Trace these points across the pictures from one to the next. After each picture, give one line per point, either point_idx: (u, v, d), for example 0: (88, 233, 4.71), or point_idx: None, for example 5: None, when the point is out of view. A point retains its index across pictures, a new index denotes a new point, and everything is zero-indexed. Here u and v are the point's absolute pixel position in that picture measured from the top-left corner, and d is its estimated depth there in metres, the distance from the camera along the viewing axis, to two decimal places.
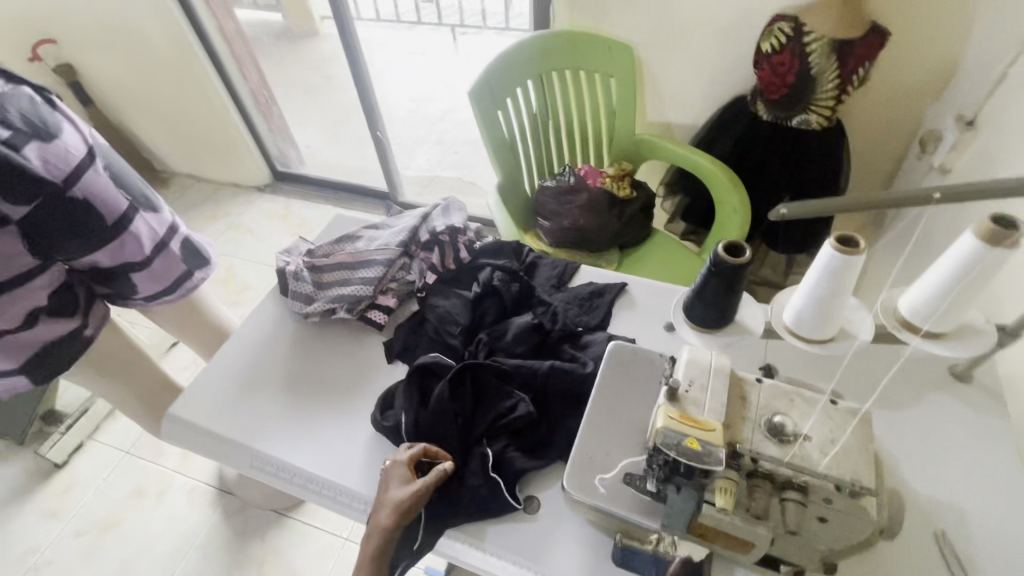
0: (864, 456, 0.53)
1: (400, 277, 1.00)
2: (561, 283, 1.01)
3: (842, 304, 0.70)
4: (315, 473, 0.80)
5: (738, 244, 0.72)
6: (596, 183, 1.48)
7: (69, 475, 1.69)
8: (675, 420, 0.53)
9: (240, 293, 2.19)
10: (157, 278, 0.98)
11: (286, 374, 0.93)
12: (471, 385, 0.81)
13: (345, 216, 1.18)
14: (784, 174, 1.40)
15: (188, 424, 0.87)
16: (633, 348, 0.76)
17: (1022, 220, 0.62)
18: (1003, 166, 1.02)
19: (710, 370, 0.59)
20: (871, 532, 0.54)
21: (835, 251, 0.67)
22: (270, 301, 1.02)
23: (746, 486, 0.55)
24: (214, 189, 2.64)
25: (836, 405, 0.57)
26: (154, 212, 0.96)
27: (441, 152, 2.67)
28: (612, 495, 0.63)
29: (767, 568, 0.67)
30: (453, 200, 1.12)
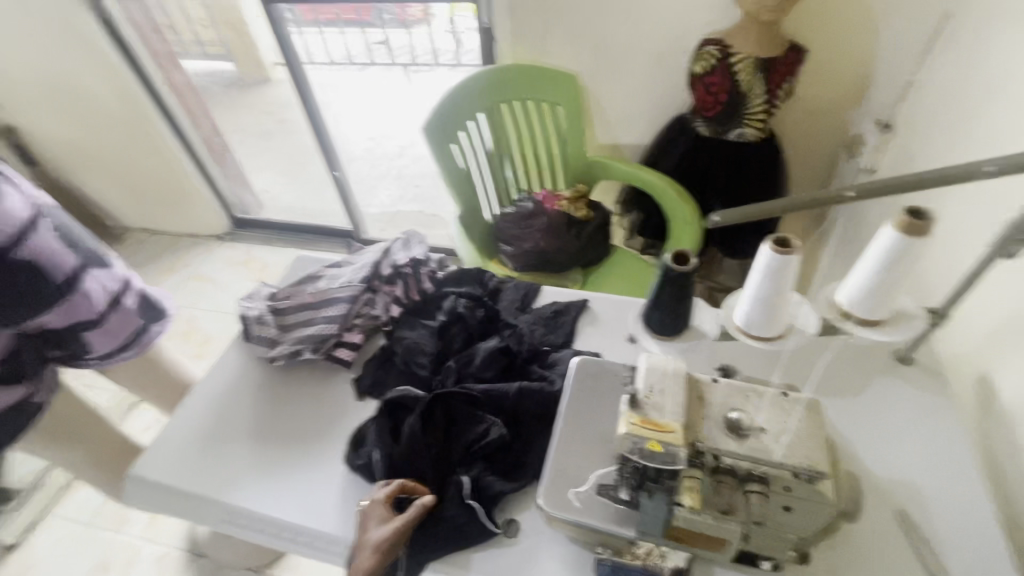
0: (817, 442, 0.56)
1: (365, 313, 1.01)
2: (525, 305, 1.03)
3: (785, 301, 0.74)
4: (290, 521, 0.78)
5: (684, 252, 0.76)
6: (554, 206, 1.53)
7: (24, 555, 1.58)
8: (636, 426, 0.55)
9: (203, 344, 2.13)
10: (112, 336, 0.96)
11: (253, 422, 0.91)
12: (442, 414, 0.82)
13: (306, 257, 1.18)
14: (727, 185, 1.48)
15: (153, 483, 0.84)
16: (597, 361, 0.78)
17: (933, 211, 0.68)
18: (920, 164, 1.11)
19: (667, 374, 0.61)
20: (832, 515, 0.57)
21: (773, 253, 0.71)
22: (233, 348, 1.01)
23: (712, 483, 0.57)
24: (171, 241, 2.59)
25: (786, 396, 0.61)
26: (106, 269, 0.94)
27: (402, 188, 2.70)
28: (587, 508, 0.64)
29: (743, 564, 0.69)
30: (413, 232, 1.13)
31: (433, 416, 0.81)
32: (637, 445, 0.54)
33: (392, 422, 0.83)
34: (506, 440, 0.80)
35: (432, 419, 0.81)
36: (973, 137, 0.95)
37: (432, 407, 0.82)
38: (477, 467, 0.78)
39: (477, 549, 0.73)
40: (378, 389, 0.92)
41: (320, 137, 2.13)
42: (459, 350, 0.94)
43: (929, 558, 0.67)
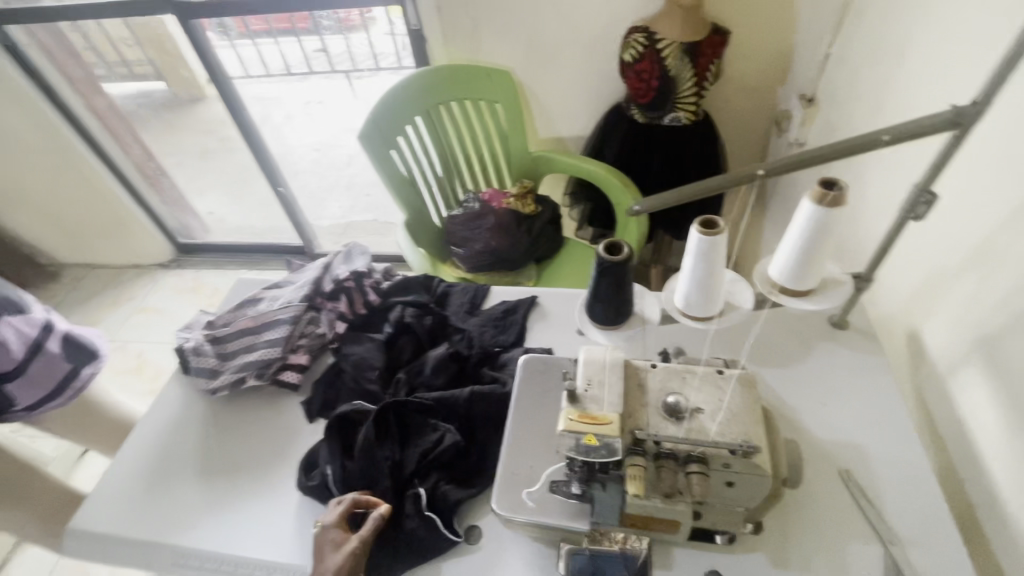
0: (751, 416, 0.57)
1: (310, 332, 0.98)
2: (474, 307, 1.02)
3: (718, 281, 0.76)
4: (245, 555, 0.76)
5: (617, 242, 0.77)
6: (501, 205, 1.52)
7: None
8: (574, 421, 0.55)
9: (156, 378, 2.04)
10: (36, 383, 0.90)
11: (200, 457, 0.87)
12: (394, 426, 0.80)
13: (246, 280, 1.14)
14: (668, 170, 1.51)
15: (94, 535, 0.79)
16: (543, 358, 0.79)
17: (844, 180, 0.70)
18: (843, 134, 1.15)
19: (605, 364, 0.62)
20: (772, 485, 0.58)
21: (701, 235, 0.73)
22: (173, 383, 0.96)
23: (654, 468, 0.56)
24: (112, 274, 2.46)
25: (722, 373, 0.62)
26: (22, 314, 0.89)
27: (353, 198, 2.64)
28: (542, 506, 0.64)
29: (700, 542, 0.70)
30: (355, 244, 1.11)
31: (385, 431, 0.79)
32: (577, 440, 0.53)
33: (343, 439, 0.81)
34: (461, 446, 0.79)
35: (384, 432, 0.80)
36: (886, 106, 0.99)
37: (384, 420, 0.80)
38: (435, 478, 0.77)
39: (440, 558, 0.72)
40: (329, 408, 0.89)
41: (259, 152, 2.06)
42: (409, 361, 0.93)
43: (872, 512, 0.70)
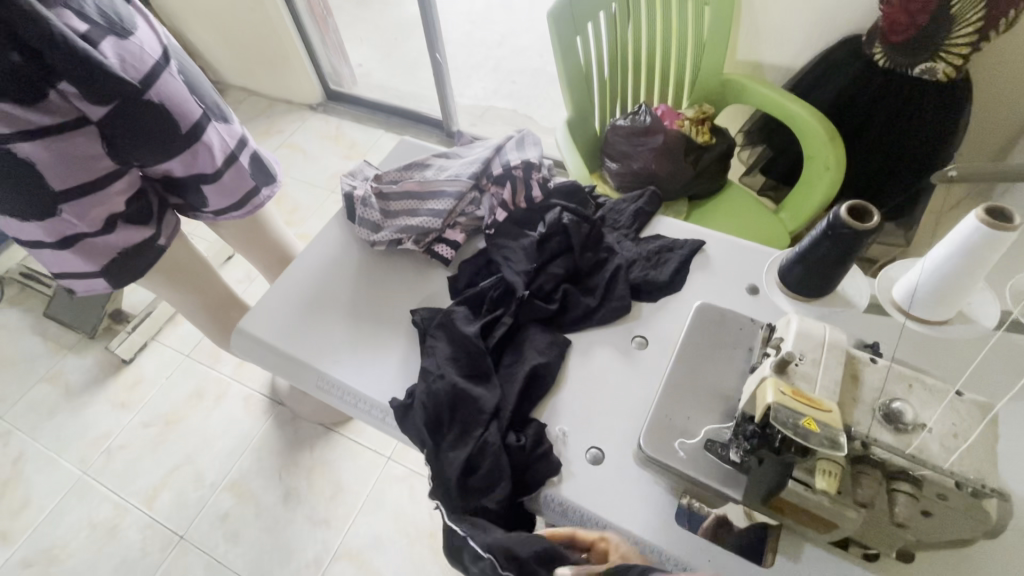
0: (991, 456, 0.48)
1: (468, 212, 0.97)
2: (635, 235, 0.95)
3: (971, 286, 0.64)
4: (377, 400, 0.81)
5: (865, 206, 0.66)
6: (674, 125, 1.37)
7: (136, 371, 1.83)
8: (788, 397, 0.49)
9: (292, 212, 2.20)
10: (227, 192, 0.97)
11: (350, 300, 0.92)
12: (438, 405, 0.75)
13: (411, 143, 1.13)
14: (888, 132, 1.27)
15: (256, 339, 0.89)
16: (721, 312, 0.72)
17: None
18: None
19: (824, 345, 0.54)
20: (978, 532, 0.50)
21: (983, 227, 0.58)
22: (335, 224, 1.01)
23: (851, 473, 0.51)
24: (267, 105, 2.60)
25: (963, 397, 0.52)
26: (226, 123, 0.94)
27: (498, 81, 2.51)
28: (692, 460, 0.62)
29: (838, 547, 0.65)
30: (529, 132, 1.04)
31: (462, 405, 0.75)
32: (792, 418, 0.47)
33: (456, 346, 0.81)
34: (459, 479, 0.70)
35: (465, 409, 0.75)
36: None
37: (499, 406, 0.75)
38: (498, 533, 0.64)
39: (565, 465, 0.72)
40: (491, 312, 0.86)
41: (425, 11, 1.97)
42: (569, 321, 0.85)
43: None
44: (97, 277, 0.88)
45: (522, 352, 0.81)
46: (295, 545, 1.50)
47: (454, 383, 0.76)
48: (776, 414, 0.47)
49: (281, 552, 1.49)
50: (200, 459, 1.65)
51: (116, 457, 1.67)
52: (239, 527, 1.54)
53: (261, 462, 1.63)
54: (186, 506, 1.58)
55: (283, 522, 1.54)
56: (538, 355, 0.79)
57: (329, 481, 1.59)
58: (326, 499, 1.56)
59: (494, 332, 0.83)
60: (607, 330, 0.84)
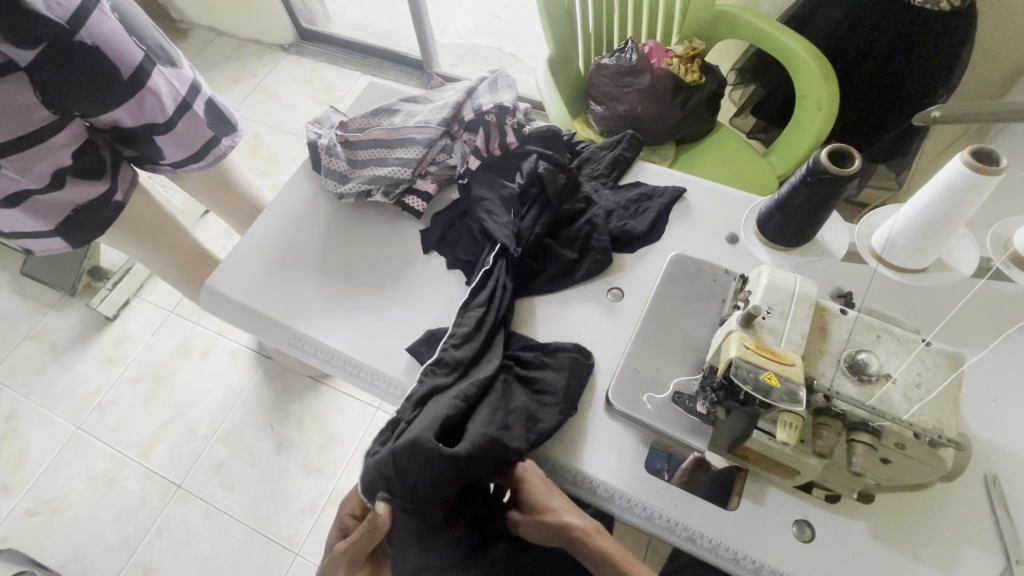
0: (951, 408, 0.48)
1: (440, 160, 0.93)
2: (613, 183, 0.91)
3: (949, 233, 0.62)
4: (351, 356, 0.80)
5: (847, 150, 0.62)
6: (660, 64, 1.30)
7: (121, 328, 1.82)
8: (751, 352, 0.48)
9: (269, 162, 2.12)
10: (183, 143, 0.92)
11: (321, 255, 0.90)
12: (448, 377, 0.72)
13: (380, 87, 1.06)
14: (884, 67, 1.19)
15: (225, 297, 0.86)
16: (696, 263, 0.70)
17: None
18: None
19: (793, 297, 0.53)
20: (934, 477, 0.51)
21: (966, 170, 0.55)
22: (302, 175, 0.97)
23: (812, 424, 0.51)
24: (237, 46, 2.44)
25: (929, 346, 0.51)
26: (174, 68, 0.87)
27: (481, 16, 2.35)
28: (660, 413, 0.62)
29: (804, 491, 0.67)
30: (503, 73, 0.98)
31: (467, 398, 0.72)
32: (752, 373, 0.47)
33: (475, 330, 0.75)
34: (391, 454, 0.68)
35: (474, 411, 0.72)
36: None
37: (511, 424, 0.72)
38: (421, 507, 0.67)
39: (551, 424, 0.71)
40: (467, 269, 0.84)
41: None
42: (547, 276, 0.82)
43: (1009, 528, 0.62)
44: (52, 236, 0.85)
45: (550, 366, 0.74)
46: (290, 491, 1.55)
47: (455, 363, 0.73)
48: (738, 370, 0.47)
49: (276, 498, 1.54)
50: (191, 412, 1.68)
51: (108, 412, 1.69)
52: (234, 475, 1.58)
53: (251, 414, 1.66)
54: (180, 457, 1.62)
55: (277, 470, 1.58)
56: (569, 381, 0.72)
57: (319, 431, 1.63)
58: (317, 448, 1.60)
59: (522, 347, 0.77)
60: (583, 283, 0.82)
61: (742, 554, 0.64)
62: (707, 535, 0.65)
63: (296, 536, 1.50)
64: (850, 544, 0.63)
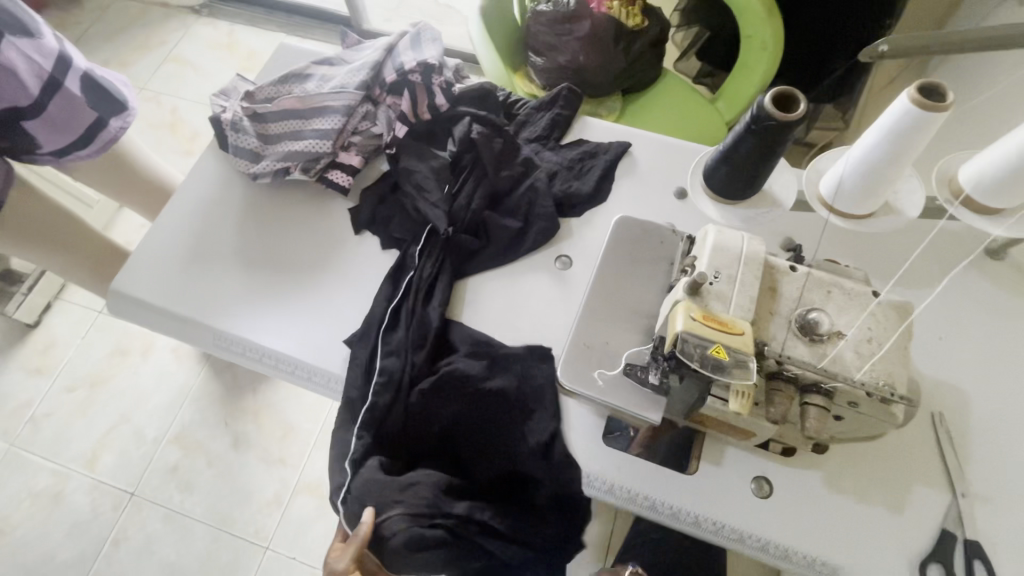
0: (901, 361, 0.47)
1: (363, 129, 0.84)
2: (554, 143, 0.85)
3: (896, 175, 0.59)
4: (282, 353, 0.74)
5: (792, 93, 0.57)
6: (601, 8, 1.21)
7: (45, 334, 1.67)
8: (698, 325, 0.44)
9: (191, 140, 1.93)
10: (60, 128, 0.80)
11: (240, 243, 0.81)
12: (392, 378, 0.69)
13: (291, 48, 0.95)
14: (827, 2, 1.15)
15: (133, 300, 0.78)
16: (643, 225, 0.65)
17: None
18: None
19: (740, 258, 0.49)
20: (885, 430, 0.50)
21: (912, 108, 0.52)
22: (210, 156, 0.86)
23: (765, 389, 0.49)
24: (139, 9, 2.17)
25: (880, 298, 0.49)
26: (32, 39, 0.74)
27: None
28: (612, 388, 0.58)
29: (760, 447, 0.66)
30: (426, 26, 0.89)
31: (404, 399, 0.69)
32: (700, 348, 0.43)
33: (412, 329, 0.71)
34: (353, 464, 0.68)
35: (415, 409, 0.68)
36: None
37: (456, 426, 0.68)
38: (404, 501, 0.63)
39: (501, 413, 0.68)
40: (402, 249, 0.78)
41: None
42: (490, 250, 0.77)
43: (953, 460, 0.64)
44: None
45: (496, 368, 0.69)
46: (253, 486, 1.50)
47: (398, 362, 0.69)
48: (684, 346, 0.44)
49: (239, 495, 1.49)
50: (136, 416, 1.58)
51: (43, 426, 1.57)
52: (191, 477, 1.51)
53: (202, 412, 1.57)
54: (130, 464, 1.53)
55: (237, 466, 1.52)
56: (518, 382, 0.68)
57: (277, 423, 1.56)
58: (278, 440, 1.54)
59: (461, 337, 0.72)
60: (528, 254, 0.77)
61: (702, 517, 0.63)
62: (667, 501, 0.64)
63: (264, 530, 1.46)
64: (804, 495, 0.64)
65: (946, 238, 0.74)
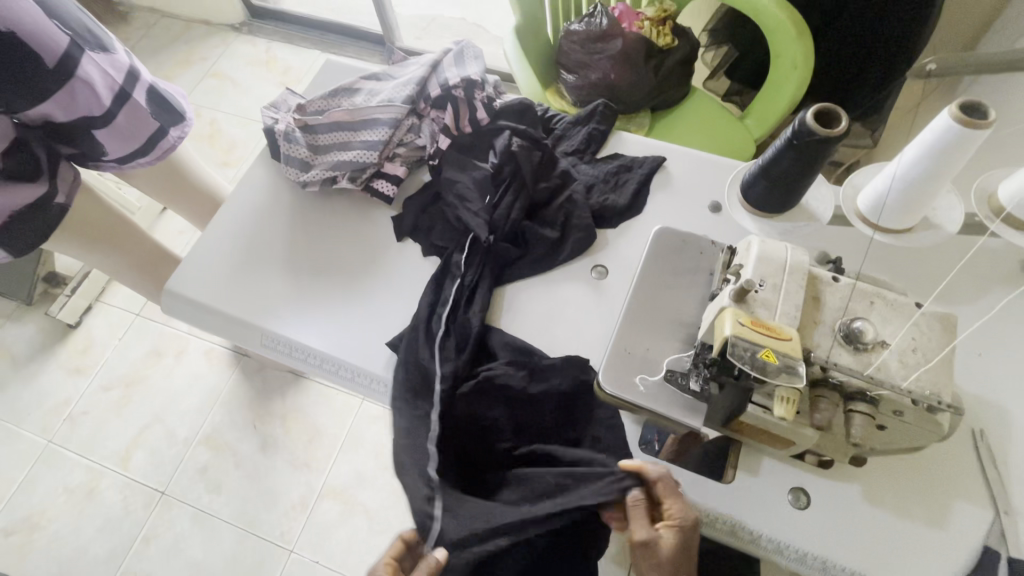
0: (947, 371, 0.48)
1: (407, 141, 0.88)
2: (591, 157, 0.88)
3: (937, 190, 0.60)
4: (327, 353, 0.76)
5: (832, 110, 0.59)
6: (632, 28, 1.25)
7: (85, 335, 1.73)
8: (748, 330, 0.45)
9: (229, 152, 2.01)
10: (126, 137, 0.85)
11: (288, 248, 0.85)
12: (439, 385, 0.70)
13: (339, 64, 1.00)
14: (857, 24, 1.16)
15: (188, 301, 0.81)
16: (682, 235, 0.67)
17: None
18: None
19: (785, 268, 0.51)
20: (930, 441, 0.51)
21: (954, 127, 0.54)
22: (260, 165, 0.91)
23: (809, 396, 0.50)
24: (183, 27, 2.28)
25: (924, 309, 0.50)
26: (106, 54, 0.80)
27: None
28: (653, 395, 0.60)
29: (797, 459, 0.66)
30: (468, 44, 0.93)
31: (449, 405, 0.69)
32: (749, 351, 0.45)
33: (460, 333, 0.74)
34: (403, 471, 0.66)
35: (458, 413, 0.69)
36: None
37: (498, 430, 0.68)
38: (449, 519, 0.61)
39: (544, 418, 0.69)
40: (443, 255, 0.80)
41: None
42: (530, 259, 0.79)
43: (994, 477, 0.63)
44: None
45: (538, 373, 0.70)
46: (279, 488, 1.52)
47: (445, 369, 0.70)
48: (734, 349, 0.45)
49: (265, 497, 1.51)
50: (168, 417, 1.62)
51: (79, 424, 1.62)
52: (219, 478, 1.54)
53: (232, 415, 1.61)
54: (161, 463, 1.57)
55: (263, 468, 1.55)
56: (561, 391, 0.69)
57: (304, 427, 1.59)
58: (304, 444, 1.57)
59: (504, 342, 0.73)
60: (566, 264, 0.79)
61: (739, 525, 0.64)
62: (704, 510, 0.64)
63: (289, 533, 1.48)
64: (843, 508, 0.64)
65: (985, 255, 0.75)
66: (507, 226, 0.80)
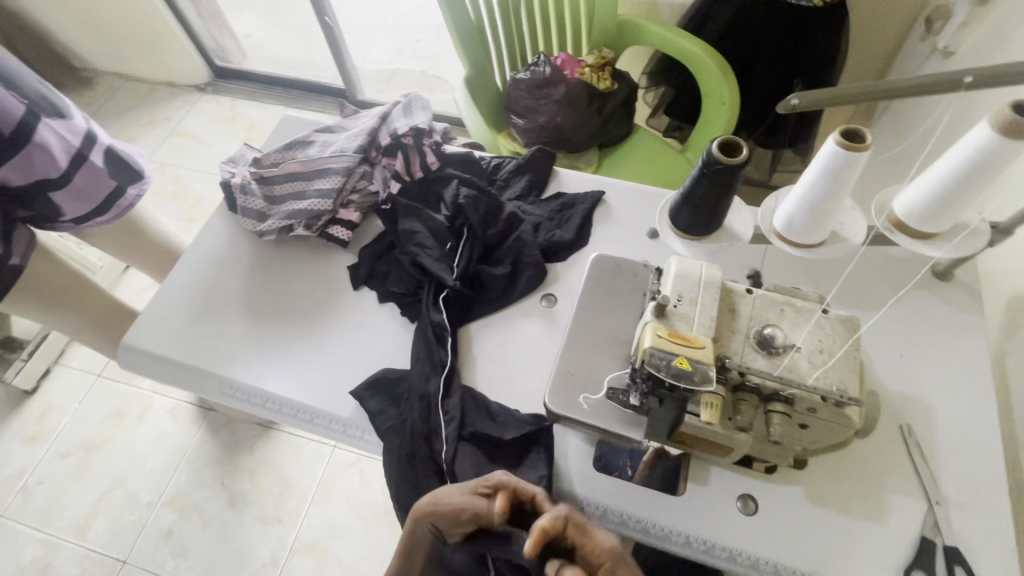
0: (851, 367, 0.52)
1: (361, 187, 0.92)
2: (536, 195, 0.94)
3: (836, 206, 0.66)
4: (287, 397, 0.77)
5: (735, 141, 0.66)
6: (574, 74, 1.33)
7: (42, 400, 1.68)
8: (664, 340, 0.50)
9: (194, 207, 2.03)
10: (82, 196, 0.88)
11: (247, 296, 0.87)
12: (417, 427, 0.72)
13: (294, 119, 1.05)
14: (775, 64, 1.28)
15: (145, 353, 0.82)
16: (617, 261, 0.72)
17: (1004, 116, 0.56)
18: (1005, 54, 0.91)
19: (700, 283, 0.55)
20: (847, 436, 0.54)
21: (839, 148, 0.61)
22: (218, 217, 0.93)
23: (732, 401, 0.53)
24: (147, 89, 2.33)
25: (827, 313, 0.55)
26: (63, 119, 0.83)
27: (401, 42, 2.35)
28: (596, 412, 0.63)
29: (744, 466, 0.69)
30: (416, 96, 0.99)
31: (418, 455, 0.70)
32: (666, 360, 0.49)
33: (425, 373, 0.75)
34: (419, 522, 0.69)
35: (426, 459, 0.70)
36: None
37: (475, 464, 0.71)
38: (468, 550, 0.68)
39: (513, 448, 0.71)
40: (402, 303, 0.83)
41: None
42: (486, 299, 0.83)
43: (924, 469, 0.67)
44: None
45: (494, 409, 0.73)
46: (249, 547, 1.47)
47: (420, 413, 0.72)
48: (652, 359, 0.49)
49: (234, 557, 1.46)
50: (130, 480, 1.56)
51: (34, 495, 1.55)
52: (186, 541, 1.48)
53: (198, 473, 1.56)
54: (122, 530, 1.50)
55: (232, 527, 1.49)
56: (523, 425, 0.71)
57: (274, 480, 1.55)
58: (274, 497, 1.52)
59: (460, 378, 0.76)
60: (517, 299, 0.82)
61: (692, 537, 0.65)
62: (658, 524, 0.66)
63: None
64: (789, 510, 0.67)
65: (895, 262, 0.82)
66: (462, 272, 0.84)
